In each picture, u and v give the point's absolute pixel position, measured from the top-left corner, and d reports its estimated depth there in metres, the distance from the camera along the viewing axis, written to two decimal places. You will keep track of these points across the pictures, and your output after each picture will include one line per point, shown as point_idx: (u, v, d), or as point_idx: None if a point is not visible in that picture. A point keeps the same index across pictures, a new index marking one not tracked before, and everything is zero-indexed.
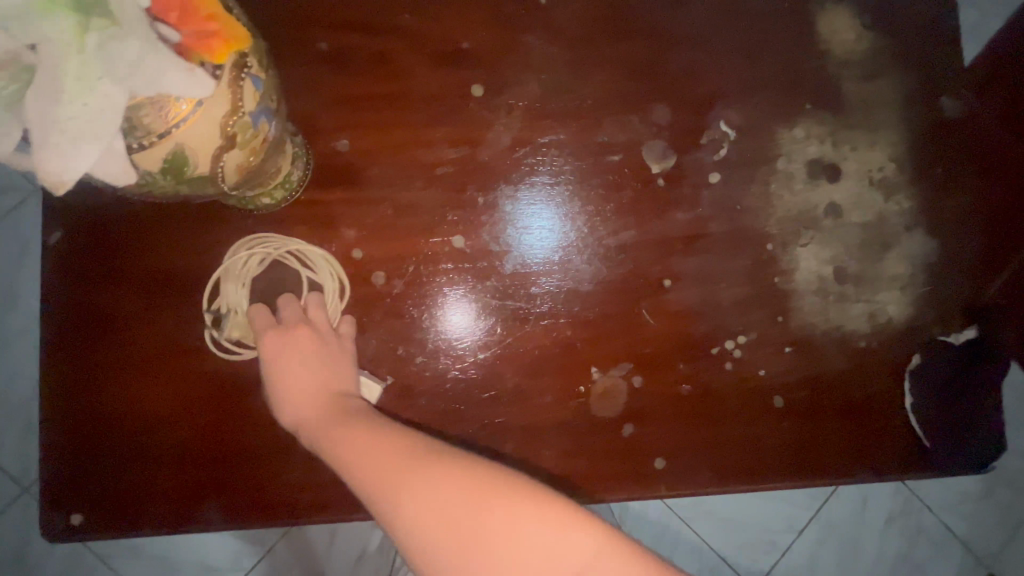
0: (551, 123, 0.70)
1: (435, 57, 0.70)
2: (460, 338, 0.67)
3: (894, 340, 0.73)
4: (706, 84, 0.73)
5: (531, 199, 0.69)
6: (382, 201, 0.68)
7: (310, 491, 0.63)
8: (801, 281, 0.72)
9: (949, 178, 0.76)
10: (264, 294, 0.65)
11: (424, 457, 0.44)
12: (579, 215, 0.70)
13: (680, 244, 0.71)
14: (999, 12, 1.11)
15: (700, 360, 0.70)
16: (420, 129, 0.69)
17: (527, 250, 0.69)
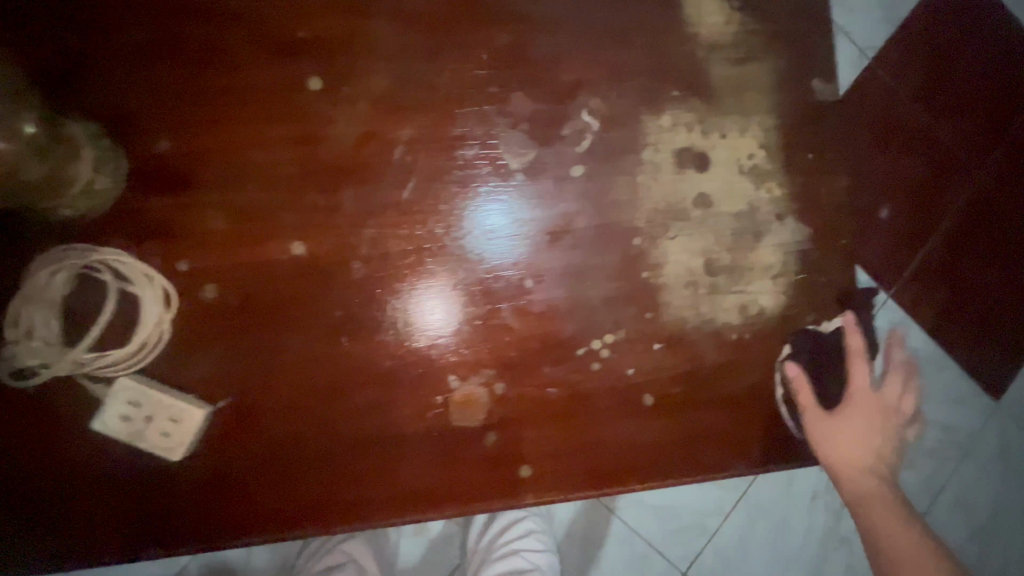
0: (400, 117, 0.65)
1: (265, 46, 0.63)
2: (431, 330, 0.65)
3: (767, 333, 0.72)
4: (568, 72, 0.69)
5: (487, 187, 0.67)
6: (210, 208, 0.61)
7: (144, 523, 0.60)
8: (671, 275, 0.70)
9: (823, 164, 0.74)
10: (79, 304, 0.59)
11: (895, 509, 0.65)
12: (524, 203, 0.67)
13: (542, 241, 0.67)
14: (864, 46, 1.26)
15: (567, 362, 0.67)
16: (252, 128, 0.62)
17: (483, 241, 0.66)
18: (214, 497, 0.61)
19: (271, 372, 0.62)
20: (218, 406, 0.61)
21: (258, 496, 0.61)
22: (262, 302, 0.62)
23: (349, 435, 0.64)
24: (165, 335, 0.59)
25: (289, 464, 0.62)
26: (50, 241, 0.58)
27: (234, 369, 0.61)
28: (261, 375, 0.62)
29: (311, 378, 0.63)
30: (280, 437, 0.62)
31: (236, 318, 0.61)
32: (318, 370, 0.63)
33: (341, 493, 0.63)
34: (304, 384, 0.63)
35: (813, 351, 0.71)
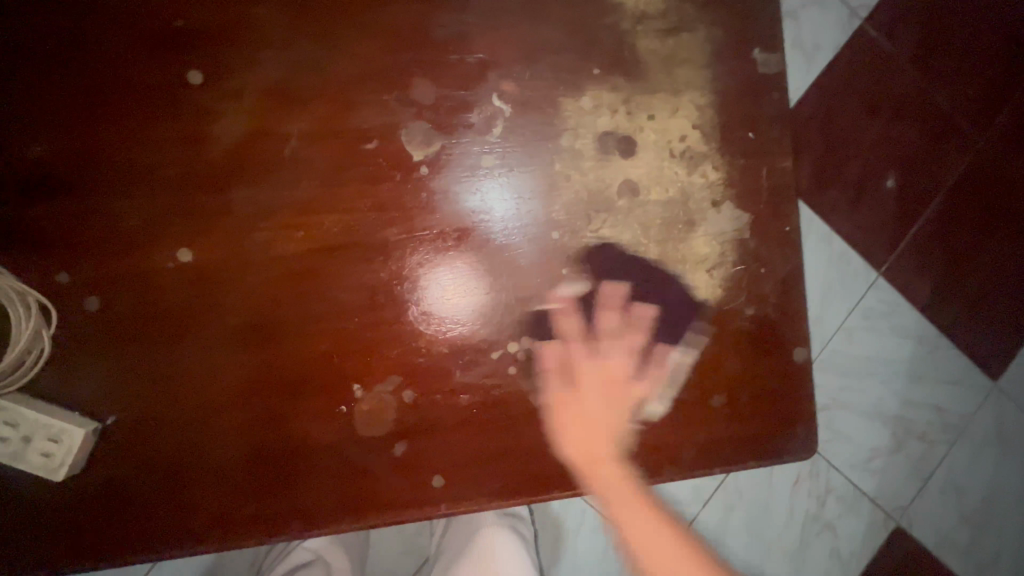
0: (290, 109, 0.60)
1: (140, 39, 0.58)
2: (450, 317, 0.63)
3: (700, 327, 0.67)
4: (477, 52, 0.63)
5: (478, 167, 0.63)
6: (89, 215, 0.58)
7: (28, 545, 0.57)
8: (594, 271, 0.65)
9: (766, 144, 0.68)
10: None
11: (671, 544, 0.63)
12: (517, 184, 0.64)
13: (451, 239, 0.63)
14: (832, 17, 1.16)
15: (480, 367, 0.63)
16: (130, 127, 0.58)
17: (484, 226, 0.63)
18: (106, 514, 0.58)
19: (159, 385, 0.59)
20: (107, 421, 0.58)
21: (152, 514, 0.58)
22: (149, 312, 0.59)
23: (246, 448, 0.60)
24: (45, 350, 0.57)
25: (181, 480, 0.59)
26: None
27: (120, 383, 0.58)
28: (150, 388, 0.59)
29: (203, 390, 0.59)
30: (172, 452, 0.59)
31: (122, 330, 0.58)
32: (211, 381, 0.60)
33: (238, 508, 0.60)
34: (196, 396, 0.59)
35: (745, 350, 0.68)
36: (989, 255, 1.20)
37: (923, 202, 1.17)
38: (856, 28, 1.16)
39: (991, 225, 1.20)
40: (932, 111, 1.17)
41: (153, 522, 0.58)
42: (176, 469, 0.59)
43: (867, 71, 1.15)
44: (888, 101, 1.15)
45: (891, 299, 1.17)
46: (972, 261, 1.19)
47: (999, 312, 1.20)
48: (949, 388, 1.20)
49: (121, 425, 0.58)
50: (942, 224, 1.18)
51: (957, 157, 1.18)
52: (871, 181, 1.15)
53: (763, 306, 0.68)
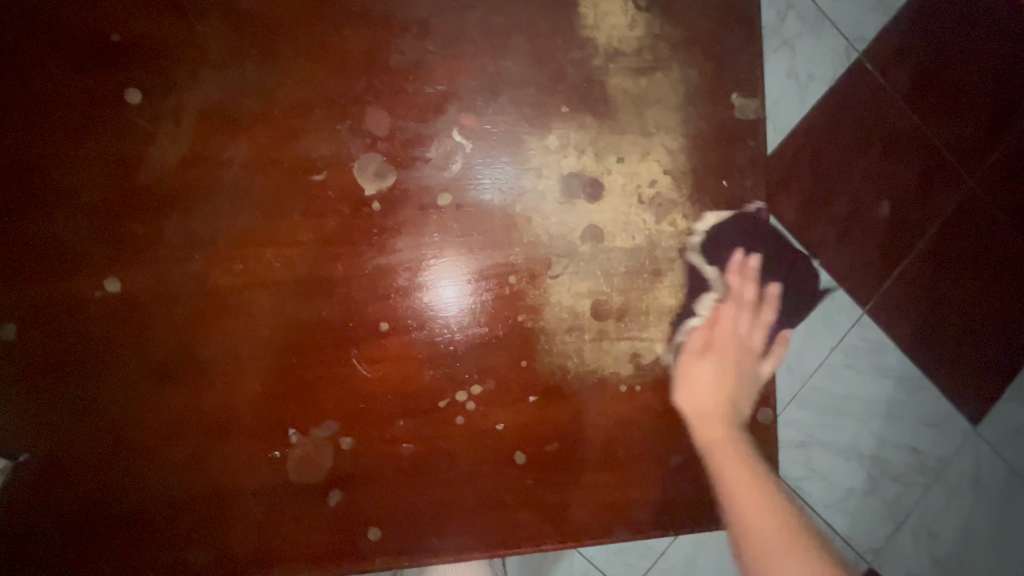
0: (233, 135, 0.57)
1: (73, 54, 0.55)
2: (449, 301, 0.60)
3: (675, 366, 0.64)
4: (436, 83, 0.60)
5: (448, 191, 0.60)
6: (12, 238, 0.54)
7: None
8: (552, 319, 0.62)
9: (739, 192, 0.65)
10: None
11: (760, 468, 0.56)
12: (482, 216, 0.61)
13: (401, 278, 0.60)
14: (828, 48, 1.13)
15: (426, 414, 0.60)
16: (59, 147, 0.55)
17: (454, 254, 0.60)
18: (14, 557, 0.54)
19: (75, 422, 0.55)
20: (20, 459, 0.54)
21: (62, 558, 0.55)
22: (67, 345, 0.55)
23: (168, 493, 0.56)
24: None
25: (95, 525, 0.55)
26: None
27: (34, 417, 0.54)
28: (65, 426, 0.55)
29: (122, 430, 0.55)
30: (87, 495, 0.55)
31: (38, 362, 0.54)
32: (132, 420, 0.56)
33: (156, 555, 0.56)
34: (114, 436, 0.55)
35: None
36: (977, 298, 1.16)
37: (911, 241, 1.14)
38: (851, 61, 1.13)
39: (979, 266, 1.17)
40: (924, 148, 1.14)
41: (63, 566, 0.55)
42: (91, 512, 0.55)
43: (859, 105, 1.12)
44: (880, 136, 1.12)
45: (874, 339, 1.14)
46: (959, 304, 1.16)
47: (986, 358, 1.17)
48: (932, 430, 1.16)
49: (33, 464, 0.54)
50: (931, 264, 1.14)
51: (948, 196, 1.15)
52: (861, 217, 1.11)
53: (729, 363, 0.64)
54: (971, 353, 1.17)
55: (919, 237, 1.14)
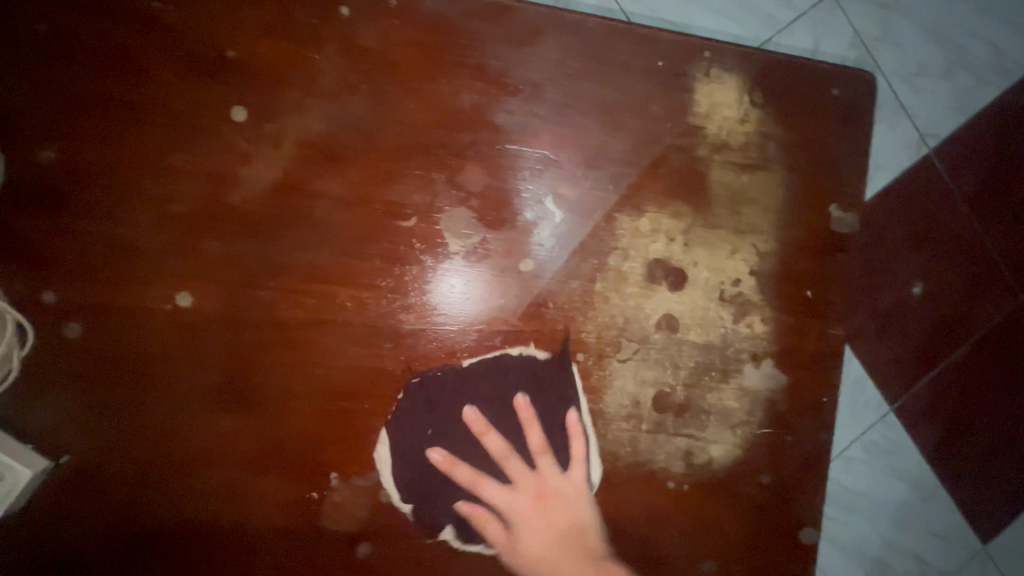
0: (330, 168, 0.56)
1: (187, 61, 0.54)
2: (451, 310, 0.58)
3: (728, 471, 0.62)
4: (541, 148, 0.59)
5: (532, 257, 0.59)
6: (88, 235, 0.53)
7: None
8: (611, 402, 0.60)
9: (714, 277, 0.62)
10: None
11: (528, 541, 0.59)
12: (562, 288, 0.59)
13: (457, 335, 0.58)
14: (941, 128, 0.91)
15: (469, 480, 0.58)
16: (153, 152, 0.54)
17: (528, 321, 0.59)
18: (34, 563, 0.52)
19: (121, 432, 0.53)
20: (59, 459, 0.52)
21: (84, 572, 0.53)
22: (129, 352, 0.53)
23: (200, 519, 0.55)
24: (12, 372, 0.51)
25: (125, 539, 0.54)
26: None
27: (79, 422, 0.53)
28: (110, 435, 0.53)
29: (167, 447, 0.54)
30: (119, 507, 0.53)
31: (95, 365, 0.53)
32: (180, 437, 0.54)
33: None
34: (158, 452, 0.54)
35: (753, 522, 0.63)
36: (989, 452, 0.88)
37: (934, 359, 0.87)
38: (923, 157, 0.89)
39: (994, 412, 0.88)
40: (966, 256, 0.88)
41: None
42: (120, 526, 0.53)
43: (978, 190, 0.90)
44: (933, 234, 0.86)
45: (896, 438, 0.88)
46: (970, 456, 0.88)
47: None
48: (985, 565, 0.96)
49: (75, 467, 0.53)
50: (948, 392, 0.88)
51: (978, 315, 0.88)
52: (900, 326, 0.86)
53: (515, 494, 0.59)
54: (983, 524, 0.90)
55: (932, 359, 0.87)
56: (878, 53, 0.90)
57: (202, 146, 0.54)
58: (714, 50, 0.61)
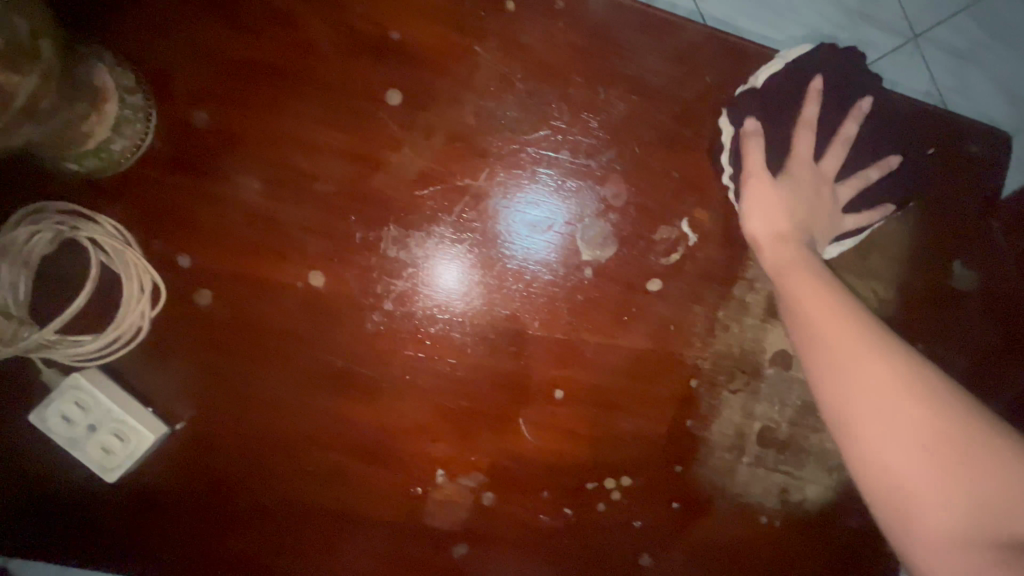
0: (477, 165, 0.55)
1: (352, 38, 0.53)
2: (440, 285, 0.55)
3: (819, 513, 0.63)
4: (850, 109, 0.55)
5: (661, 279, 0.58)
6: (231, 203, 0.52)
7: (40, 537, 0.49)
8: (717, 431, 0.60)
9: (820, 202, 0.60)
10: (73, 277, 0.49)
11: (868, 337, 0.41)
12: (686, 313, 0.59)
13: (497, 430, 0.57)
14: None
15: (572, 491, 0.58)
16: (307, 127, 0.52)
17: (650, 341, 0.59)
18: (139, 529, 0.51)
19: (238, 406, 0.52)
20: (175, 427, 0.51)
21: (187, 542, 0.52)
22: (258, 325, 0.52)
23: (305, 500, 0.54)
24: (141, 331, 0.50)
25: (230, 515, 0.53)
26: (51, 193, 0.49)
27: (198, 390, 0.52)
28: (227, 407, 0.52)
29: (280, 426, 0.53)
30: (229, 479, 0.52)
31: (221, 334, 0.52)
32: (294, 417, 0.53)
33: (276, 561, 0.54)
34: (270, 429, 0.53)
35: (836, 564, 0.63)
36: None
37: None
38: None
39: None
40: None
41: (183, 549, 0.52)
42: (227, 499, 0.52)
43: None
44: None
45: None
46: None
47: None
48: None
49: (189, 436, 0.52)
50: None
51: None
52: None
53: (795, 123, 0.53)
54: None
55: None
56: (953, 104, 0.89)
57: (355, 127, 0.53)
58: None
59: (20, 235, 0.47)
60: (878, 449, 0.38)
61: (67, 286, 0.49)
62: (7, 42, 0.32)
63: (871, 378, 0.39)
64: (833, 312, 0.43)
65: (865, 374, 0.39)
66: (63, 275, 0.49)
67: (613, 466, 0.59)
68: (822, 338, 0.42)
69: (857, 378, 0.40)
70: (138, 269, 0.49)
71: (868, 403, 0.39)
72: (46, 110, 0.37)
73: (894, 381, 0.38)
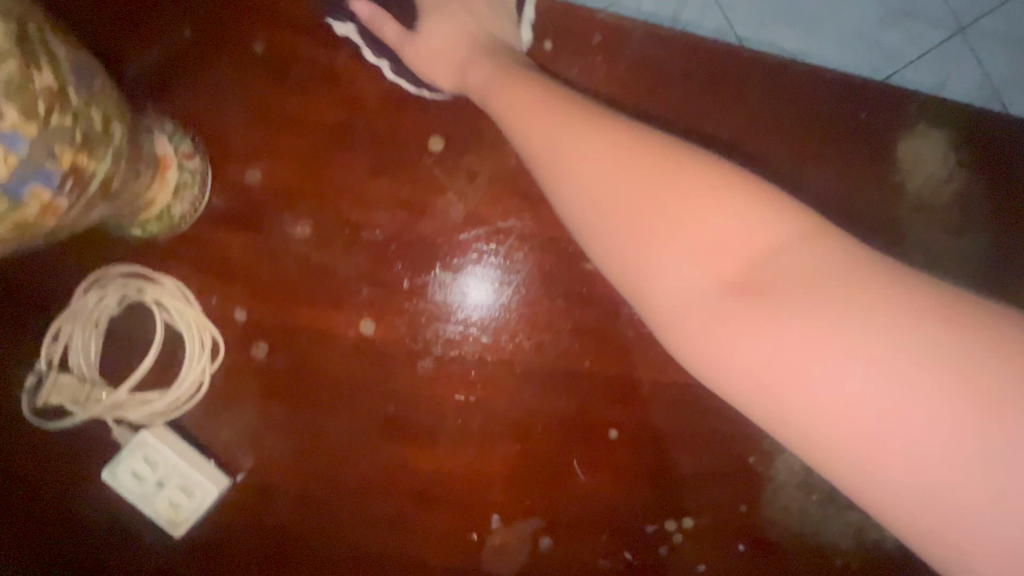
0: (522, 205, 0.55)
1: (396, 90, 0.54)
2: (463, 301, 0.54)
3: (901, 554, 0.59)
4: None
5: None
6: (285, 257, 0.53)
7: None
8: (785, 467, 0.57)
9: (877, 223, 0.58)
10: (139, 336, 0.51)
11: (656, 168, 0.34)
12: None
13: (552, 472, 0.55)
14: None
15: (631, 534, 0.56)
16: (355, 178, 0.53)
17: None
18: None
19: (297, 456, 0.53)
20: (235, 478, 0.52)
21: None
22: (315, 375, 0.53)
23: (363, 549, 0.54)
24: (203, 385, 0.51)
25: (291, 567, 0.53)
26: (119, 257, 0.51)
27: (259, 442, 0.53)
28: (287, 457, 0.53)
29: (337, 475, 0.53)
30: (291, 530, 0.53)
31: (280, 386, 0.53)
32: (351, 465, 0.54)
33: None
34: (328, 478, 0.53)
35: None
36: None
37: None
38: None
39: None
40: None
41: None
42: (289, 550, 0.53)
43: None
44: None
45: None
46: None
47: None
48: None
49: (251, 486, 0.52)
50: None
51: None
52: None
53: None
54: None
55: None
56: None
57: (400, 175, 0.54)
58: (920, 105, 0.58)
59: (90, 299, 0.49)
60: (667, 277, 0.33)
61: (133, 345, 0.51)
62: (84, 132, 0.33)
63: (695, 241, 0.32)
64: (631, 153, 0.35)
65: (674, 233, 0.32)
66: (129, 335, 0.51)
67: (674, 507, 0.56)
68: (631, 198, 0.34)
69: (660, 241, 0.33)
70: (198, 324, 0.51)
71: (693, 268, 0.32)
72: (116, 189, 0.39)
73: (657, 181, 0.33)
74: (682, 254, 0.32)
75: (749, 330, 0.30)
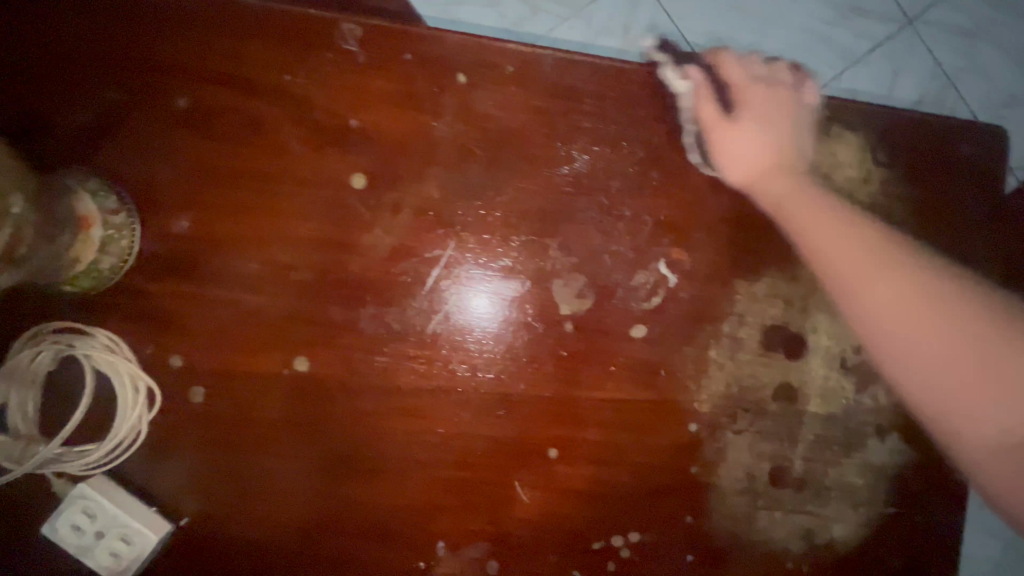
0: (447, 235, 0.56)
1: (316, 132, 0.55)
2: (470, 318, 0.56)
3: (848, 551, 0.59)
4: None
5: (644, 324, 0.57)
6: (219, 302, 0.54)
7: None
8: (728, 475, 0.58)
9: None
10: (76, 389, 0.53)
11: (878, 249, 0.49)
12: (677, 355, 0.57)
13: (496, 496, 0.56)
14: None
15: (579, 553, 0.56)
16: (282, 221, 0.55)
17: (642, 389, 0.57)
18: None
19: (240, 497, 0.54)
20: (179, 523, 0.53)
21: None
22: (254, 416, 0.54)
23: None
24: (140, 434, 0.52)
25: None
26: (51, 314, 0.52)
27: (200, 486, 0.53)
28: (229, 500, 0.54)
29: (281, 514, 0.54)
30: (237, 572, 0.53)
31: (219, 429, 0.54)
32: (295, 503, 0.54)
33: None
34: (272, 518, 0.54)
35: None
36: None
37: None
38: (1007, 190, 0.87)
39: None
40: None
41: None
42: None
43: None
44: None
45: None
46: None
47: None
48: None
49: (194, 531, 0.53)
50: None
51: None
52: None
53: None
54: None
55: None
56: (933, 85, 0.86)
57: (326, 214, 0.55)
58: (836, 108, 0.59)
59: (24, 357, 0.50)
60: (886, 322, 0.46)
61: (70, 398, 0.52)
62: None
63: (907, 297, 0.46)
64: (854, 234, 0.50)
65: (891, 289, 0.47)
66: (66, 388, 0.52)
67: (619, 523, 0.57)
68: (858, 270, 0.48)
69: (878, 299, 0.47)
70: (132, 374, 0.52)
71: (928, 328, 0.45)
72: None
73: (885, 266, 0.48)
74: (896, 314, 0.46)
75: (923, 349, 0.45)
